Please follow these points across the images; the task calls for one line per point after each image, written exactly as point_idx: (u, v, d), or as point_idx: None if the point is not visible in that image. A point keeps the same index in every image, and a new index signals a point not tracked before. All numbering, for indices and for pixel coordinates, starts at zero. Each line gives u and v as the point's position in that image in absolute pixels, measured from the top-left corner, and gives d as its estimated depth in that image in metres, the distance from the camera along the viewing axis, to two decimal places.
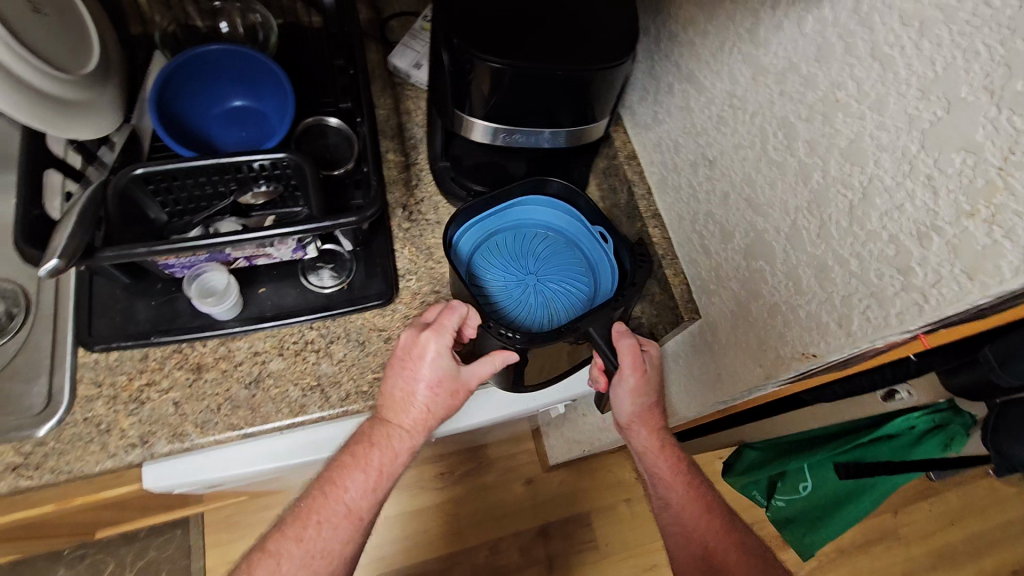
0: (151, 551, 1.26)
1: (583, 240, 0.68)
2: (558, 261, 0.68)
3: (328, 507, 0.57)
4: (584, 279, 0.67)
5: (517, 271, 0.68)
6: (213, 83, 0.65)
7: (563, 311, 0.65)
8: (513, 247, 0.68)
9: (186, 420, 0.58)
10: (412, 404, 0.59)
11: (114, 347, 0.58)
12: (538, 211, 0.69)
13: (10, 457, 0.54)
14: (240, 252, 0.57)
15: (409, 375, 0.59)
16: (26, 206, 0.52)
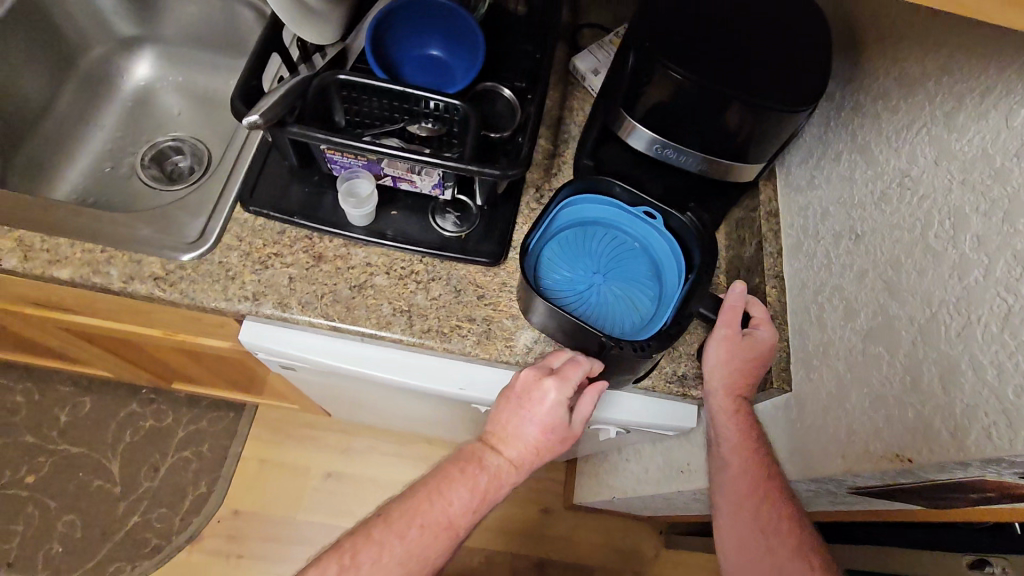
0: (204, 420, 1.39)
1: (631, 224, 0.68)
2: (616, 257, 0.68)
3: (431, 513, 0.59)
4: (648, 266, 0.67)
5: (583, 273, 0.66)
6: (422, 29, 0.73)
7: (643, 298, 0.66)
8: (571, 250, 0.67)
9: (293, 294, 0.64)
10: (523, 441, 0.61)
11: (263, 214, 0.66)
12: (580, 207, 0.68)
13: (155, 268, 0.63)
14: (391, 169, 0.63)
15: (525, 411, 0.61)
16: (248, 76, 0.62)
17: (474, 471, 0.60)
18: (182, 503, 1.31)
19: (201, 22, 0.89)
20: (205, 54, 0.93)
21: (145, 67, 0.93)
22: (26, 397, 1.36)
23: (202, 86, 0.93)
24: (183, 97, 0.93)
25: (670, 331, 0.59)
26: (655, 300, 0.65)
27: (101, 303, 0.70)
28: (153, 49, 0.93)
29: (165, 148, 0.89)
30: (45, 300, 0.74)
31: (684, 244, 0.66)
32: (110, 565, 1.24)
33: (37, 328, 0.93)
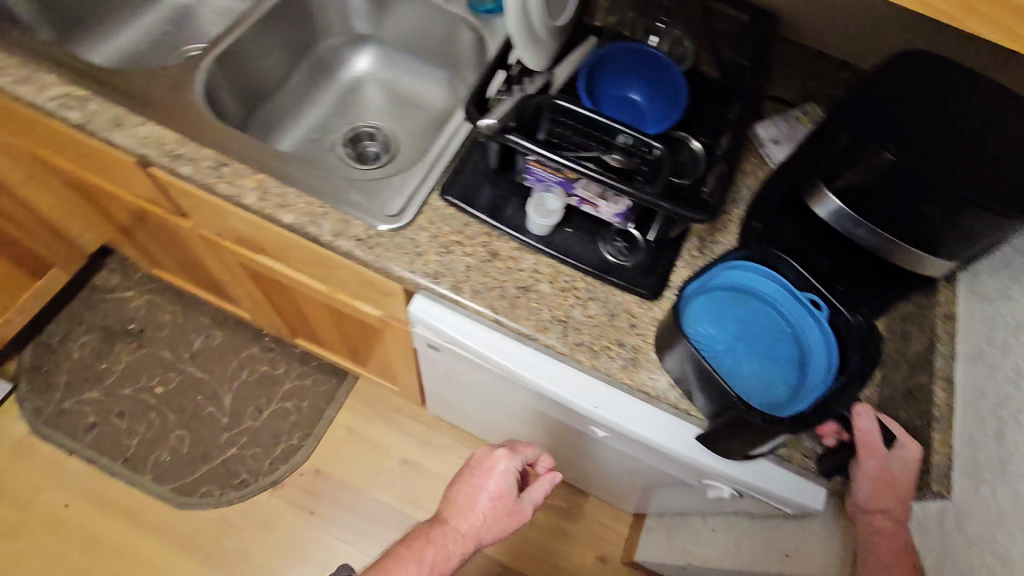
0: (310, 378, 1.50)
1: (788, 306, 0.64)
2: (762, 331, 0.64)
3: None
4: (794, 352, 0.63)
5: (724, 337, 0.64)
6: (628, 74, 0.78)
7: (780, 383, 0.62)
8: (716, 310, 0.65)
9: (467, 281, 0.69)
10: (471, 512, 0.75)
11: (455, 204, 0.73)
12: (737, 273, 0.66)
13: (358, 231, 0.71)
14: (584, 190, 0.68)
15: (478, 482, 0.77)
16: (479, 89, 0.71)
17: (425, 541, 0.73)
18: (275, 449, 1.41)
19: (422, 29, 0.99)
20: (414, 56, 1.04)
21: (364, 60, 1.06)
22: (172, 318, 1.53)
23: (404, 84, 1.05)
24: (388, 92, 1.05)
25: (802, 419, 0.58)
26: (792, 392, 0.62)
27: (297, 250, 0.80)
28: (372, 45, 1.05)
29: (363, 133, 1.02)
30: (250, 237, 0.84)
31: (842, 343, 0.62)
32: (203, 486, 1.35)
33: (221, 261, 1.05)
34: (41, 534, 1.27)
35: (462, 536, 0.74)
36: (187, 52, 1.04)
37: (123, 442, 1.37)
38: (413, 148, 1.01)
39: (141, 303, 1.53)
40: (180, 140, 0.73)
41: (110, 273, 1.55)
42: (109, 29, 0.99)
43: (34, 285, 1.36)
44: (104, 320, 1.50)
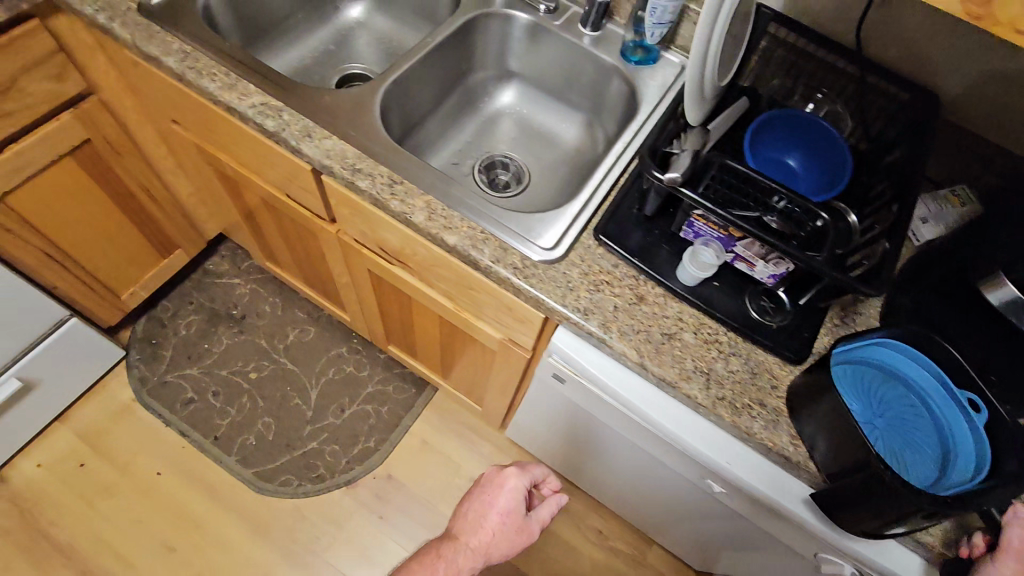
0: (392, 384, 1.55)
1: (935, 398, 0.63)
2: (899, 418, 0.64)
3: None
4: (931, 446, 0.62)
5: (857, 412, 0.65)
6: (790, 141, 0.79)
7: (911, 471, 0.61)
8: (859, 383, 0.66)
9: (615, 321, 0.72)
10: (482, 527, 0.79)
11: (607, 245, 0.76)
12: (889, 353, 0.66)
13: (514, 259, 0.74)
14: (744, 249, 0.69)
15: (491, 498, 0.81)
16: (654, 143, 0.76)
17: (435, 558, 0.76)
18: (352, 449, 1.45)
19: (571, 72, 1.03)
20: (553, 94, 1.08)
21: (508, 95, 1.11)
22: (271, 308, 1.61)
23: (539, 119, 1.09)
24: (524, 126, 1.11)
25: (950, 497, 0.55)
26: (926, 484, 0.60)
27: (443, 269, 0.84)
28: (516, 79, 1.09)
29: (497, 162, 1.07)
30: (395, 250, 0.89)
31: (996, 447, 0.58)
32: (282, 475, 1.40)
33: (347, 266, 1.11)
34: (132, 497, 1.34)
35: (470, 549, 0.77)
36: (349, 71, 1.13)
37: (215, 421, 1.44)
38: (544, 180, 1.05)
39: (245, 291, 1.62)
40: (360, 156, 0.79)
41: (221, 259, 1.65)
42: (283, 43, 1.08)
43: (159, 263, 1.45)
44: (211, 302, 1.59)
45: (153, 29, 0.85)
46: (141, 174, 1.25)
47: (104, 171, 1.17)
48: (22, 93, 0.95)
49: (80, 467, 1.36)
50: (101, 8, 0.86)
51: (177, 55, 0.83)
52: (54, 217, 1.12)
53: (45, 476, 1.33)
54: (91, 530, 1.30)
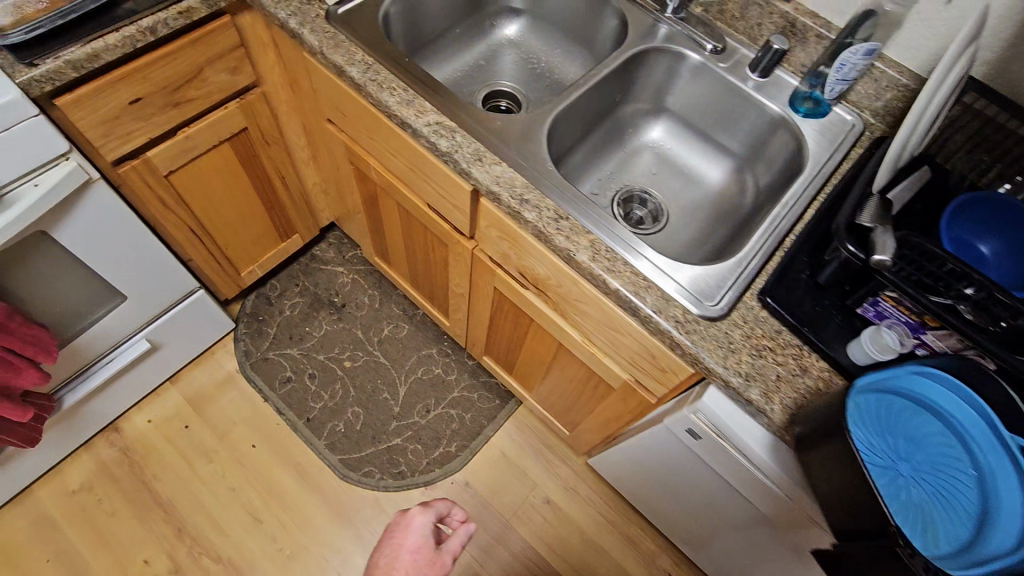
0: (477, 392, 1.56)
1: (981, 445, 0.57)
2: (936, 463, 0.58)
3: None
4: (969, 498, 0.55)
5: (888, 450, 0.59)
6: (993, 227, 0.74)
7: (944, 529, 0.54)
8: (889, 419, 0.60)
9: (777, 391, 0.69)
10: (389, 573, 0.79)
11: (773, 310, 0.73)
12: (930, 389, 0.60)
13: (676, 312, 0.73)
14: (935, 338, 0.65)
15: (396, 541, 0.84)
16: (849, 217, 0.69)
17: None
18: (434, 452, 1.48)
19: (730, 115, 1.00)
20: (703, 132, 1.05)
21: (657, 131, 1.08)
22: (369, 301, 1.65)
23: (682, 159, 1.07)
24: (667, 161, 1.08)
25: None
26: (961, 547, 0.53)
27: (589, 306, 0.83)
28: (664, 115, 1.07)
29: (635, 198, 1.04)
30: (537, 279, 0.89)
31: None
32: (365, 466, 1.44)
33: (470, 281, 1.12)
34: (227, 465, 1.41)
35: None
36: (496, 88, 1.15)
37: (308, 403, 1.49)
38: (684, 220, 1.01)
39: (347, 280, 1.67)
40: (528, 187, 0.79)
41: (327, 246, 1.71)
42: (440, 55, 1.10)
43: (278, 246, 1.52)
44: (315, 287, 1.65)
45: (339, 38, 0.88)
46: (280, 163, 1.31)
47: (251, 159, 1.23)
48: (204, 83, 1.01)
49: (185, 429, 1.44)
50: (293, 12, 0.90)
51: (360, 67, 0.86)
52: (203, 199, 1.18)
53: (154, 432, 1.42)
54: (189, 491, 1.38)
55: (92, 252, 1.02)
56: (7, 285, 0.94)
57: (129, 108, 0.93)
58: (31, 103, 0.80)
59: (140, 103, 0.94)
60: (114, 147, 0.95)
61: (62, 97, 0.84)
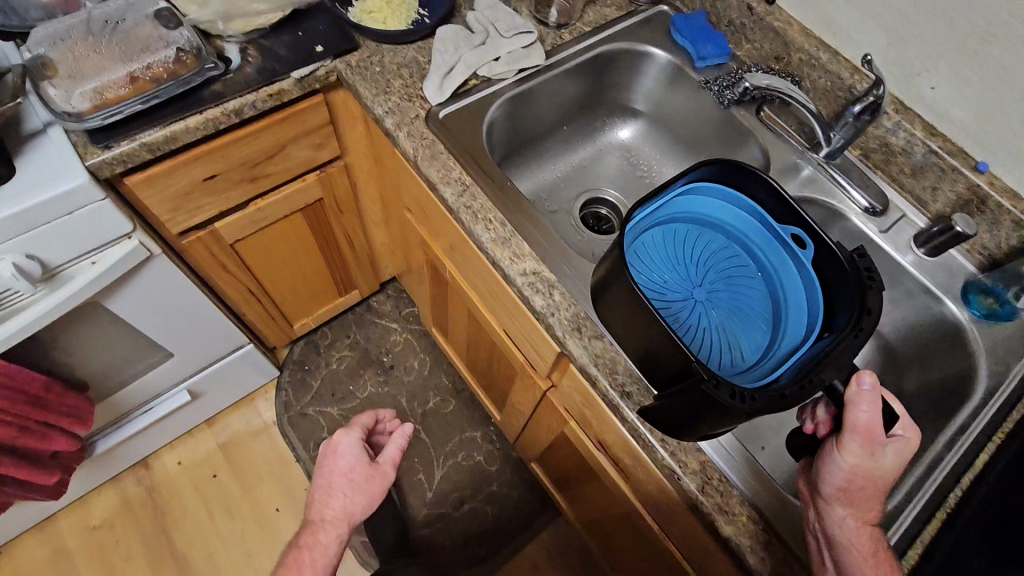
0: (516, 490, 1.43)
1: (759, 244, 0.78)
2: (734, 277, 0.80)
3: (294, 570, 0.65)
4: (754, 290, 0.79)
5: (689, 283, 0.80)
6: None
7: (744, 343, 0.75)
8: (683, 246, 0.81)
9: None
10: (331, 495, 0.73)
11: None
12: (711, 209, 0.79)
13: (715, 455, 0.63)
14: None
15: (329, 467, 0.76)
16: None
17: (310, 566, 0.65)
18: (461, 552, 1.36)
19: (898, 291, 0.82)
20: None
21: None
22: (419, 366, 1.56)
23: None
24: None
25: (784, 393, 0.56)
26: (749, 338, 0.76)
27: (681, 516, 0.70)
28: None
29: None
30: (621, 459, 0.76)
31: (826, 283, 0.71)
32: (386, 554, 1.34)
33: (535, 409, 1.00)
34: (246, 524, 1.35)
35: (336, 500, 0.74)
36: (597, 194, 1.01)
37: None
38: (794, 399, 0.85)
39: (399, 339, 1.58)
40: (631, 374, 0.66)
41: (385, 299, 1.63)
42: (542, 155, 0.99)
43: (335, 300, 1.44)
44: (366, 343, 1.57)
45: (438, 149, 0.78)
46: (351, 230, 1.22)
47: (322, 227, 1.15)
48: (286, 158, 0.93)
49: (212, 478, 1.38)
50: (391, 108, 0.80)
51: (456, 188, 0.75)
52: (265, 262, 1.11)
53: (181, 476, 1.38)
54: (207, 547, 1.32)
55: (146, 320, 0.97)
56: (54, 349, 0.89)
57: (203, 184, 0.85)
58: (99, 187, 0.73)
59: (215, 178, 0.86)
60: (182, 221, 0.88)
61: (134, 177, 0.77)
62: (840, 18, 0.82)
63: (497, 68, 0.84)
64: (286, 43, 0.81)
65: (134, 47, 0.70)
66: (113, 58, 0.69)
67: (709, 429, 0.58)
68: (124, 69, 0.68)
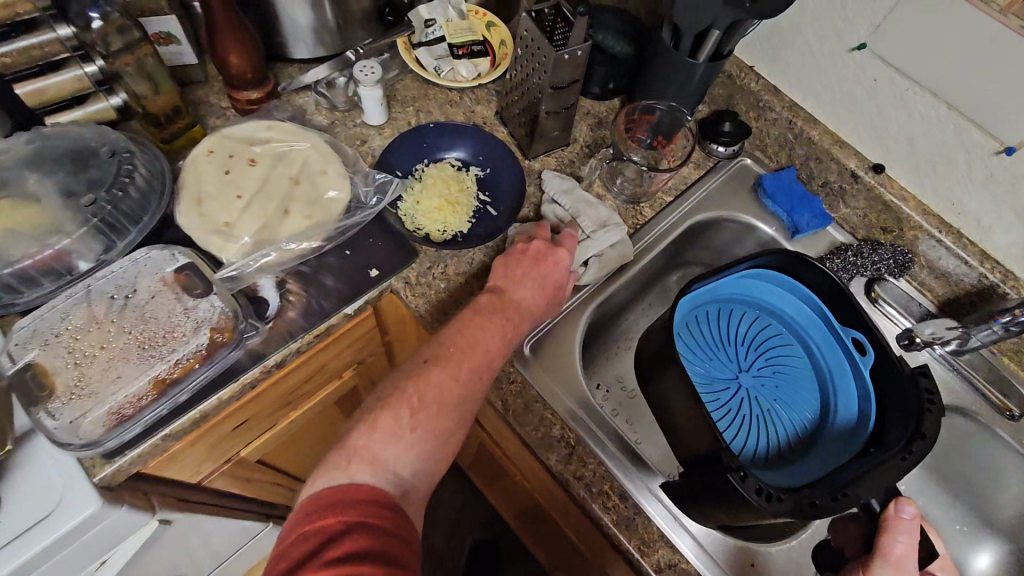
0: None
1: (815, 339, 0.76)
2: (782, 367, 0.78)
3: (473, 354, 0.59)
4: (801, 385, 0.76)
5: (733, 364, 0.79)
6: None
7: (784, 434, 0.74)
8: (736, 327, 0.80)
9: None
10: (528, 284, 0.64)
11: None
12: (769, 293, 0.78)
13: None
14: None
15: (535, 264, 0.66)
16: None
17: (504, 320, 0.62)
18: None
19: None
20: (980, 494, 0.79)
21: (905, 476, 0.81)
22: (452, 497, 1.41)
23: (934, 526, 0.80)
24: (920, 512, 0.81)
25: (815, 502, 0.55)
26: (793, 432, 0.74)
27: None
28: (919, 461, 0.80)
29: None
30: None
31: (881, 400, 0.68)
32: None
33: None
34: None
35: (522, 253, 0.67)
36: None
37: None
38: None
39: None
40: None
41: None
42: (621, 334, 0.87)
43: None
44: None
45: (533, 396, 0.65)
46: None
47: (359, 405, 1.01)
48: (325, 371, 0.77)
49: None
50: None
51: (562, 451, 0.63)
52: (292, 454, 0.95)
53: None
54: None
55: (164, 567, 0.80)
56: None
57: (232, 432, 0.69)
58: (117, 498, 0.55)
59: (247, 422, 0.70)
60: (205, 469, 0.72)
61: (153, 463, 0.61)
62: (968, 202, 0.71)
63: (587, 274, 0.72)
64: (332, 268, 0.66)
65: (154, 334, 0.54)
66: (128, 357, 0.53)
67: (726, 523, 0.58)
68: (144, 374, 0.52)
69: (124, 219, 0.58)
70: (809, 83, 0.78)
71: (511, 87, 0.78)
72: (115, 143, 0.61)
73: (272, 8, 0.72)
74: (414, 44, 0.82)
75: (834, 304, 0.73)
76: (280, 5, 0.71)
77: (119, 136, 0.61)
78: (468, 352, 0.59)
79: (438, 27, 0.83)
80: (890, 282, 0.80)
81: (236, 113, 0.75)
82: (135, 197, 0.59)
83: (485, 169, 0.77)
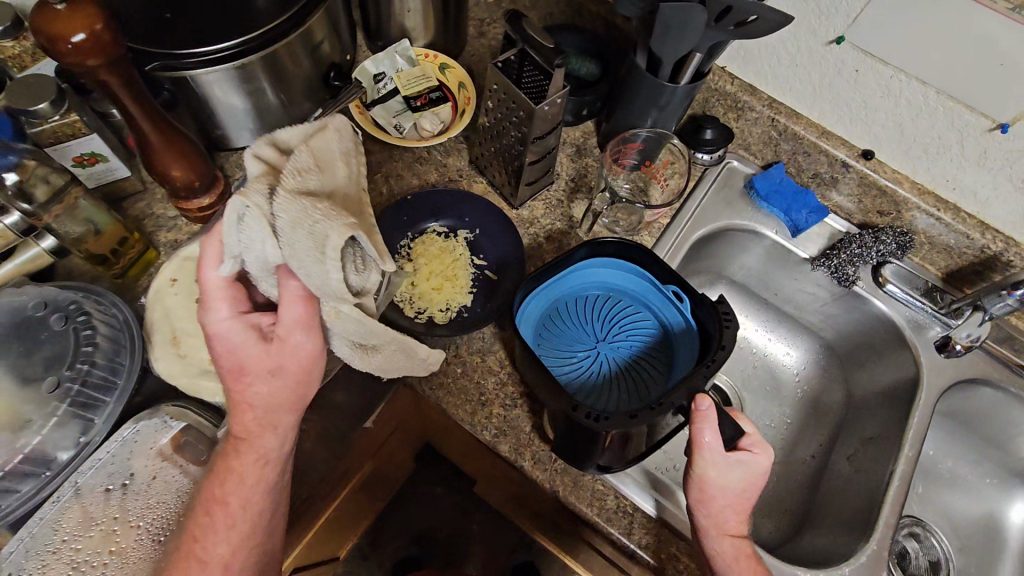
0: None
1: (652, 301, 0.65)
2: (635, 333, 0.65)
3: (230, 476, 0.47)
4: (654, 356, 0.64)
5: (590, 340, 0.65)
6: None
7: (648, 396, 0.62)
8: (581, 311, 0.65)
9: None
10: (245, 360, 0.45)
11: None
12: (596, 273, 0.65)
13: None
14: None
15: (218, 328, 0.45)
16: None
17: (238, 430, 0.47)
18: None
19: None
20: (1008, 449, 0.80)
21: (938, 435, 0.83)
22: None
23: (966, 479, 0.83)
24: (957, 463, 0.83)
25: (635, 412, 0.50)
26: (655, 390, 0.62)
27: None
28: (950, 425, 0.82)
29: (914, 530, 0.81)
30: None
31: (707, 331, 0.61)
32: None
33: None
34: None
35: (248, 306, 0.47)
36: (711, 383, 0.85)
37: None
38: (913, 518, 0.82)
39: None
40: None
41: None
42: None
43: None
44: None
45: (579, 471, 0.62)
46: None
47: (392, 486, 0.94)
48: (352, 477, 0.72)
49: None
50: (498, 430, 0.62)
51: (622, 522, 0.61)
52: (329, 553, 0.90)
53: None
54: None
55: None
56: None
57: None
58: None
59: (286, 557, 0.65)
60: None
61: None
62: (963, 177, 0.71)
63: None
64: None
65: (165, 521, 0.50)
66: (143, 556, 0.49)
67: (600, 461, 0.57)
68: None
69: (95, 391, 0.53)
70: (787, 77, 0.75)
71: (481, 136, 0.72)
72: (65, 304, 0.54)
73: (202, 103, 0.63)
74: (367, 104, 0.75)
75: (652, 265, 0.64)
76: (212, 99, 0.63)
77: (66, 294, 0.54)
78: (242, 406, 0.46)
79: (389, 80, 0.76)
80: (896, 264, 0.78)
81: (189, 221, 0.68)
82: (103, 362, 0.53)
83: (474, 230, 0.71)
